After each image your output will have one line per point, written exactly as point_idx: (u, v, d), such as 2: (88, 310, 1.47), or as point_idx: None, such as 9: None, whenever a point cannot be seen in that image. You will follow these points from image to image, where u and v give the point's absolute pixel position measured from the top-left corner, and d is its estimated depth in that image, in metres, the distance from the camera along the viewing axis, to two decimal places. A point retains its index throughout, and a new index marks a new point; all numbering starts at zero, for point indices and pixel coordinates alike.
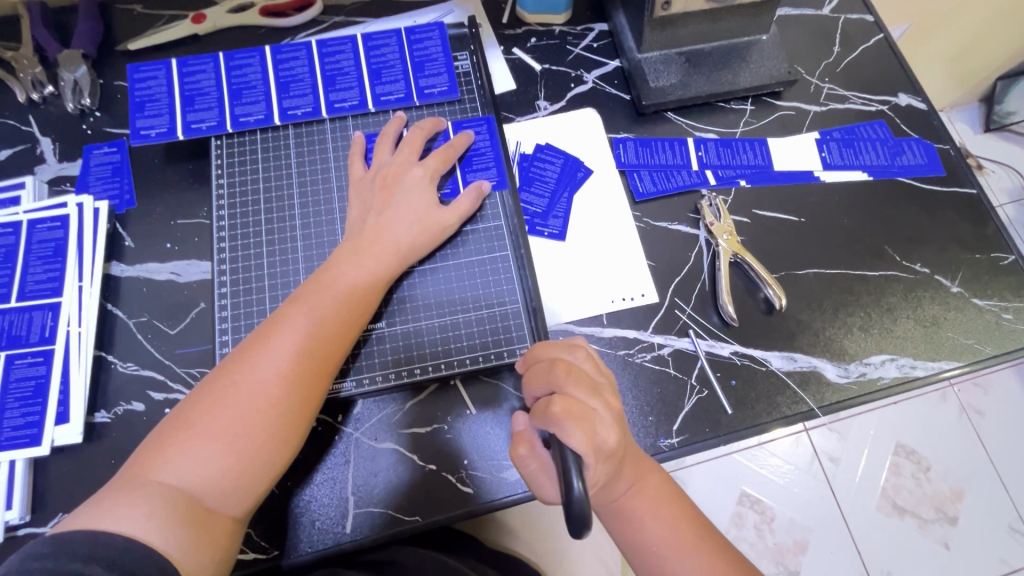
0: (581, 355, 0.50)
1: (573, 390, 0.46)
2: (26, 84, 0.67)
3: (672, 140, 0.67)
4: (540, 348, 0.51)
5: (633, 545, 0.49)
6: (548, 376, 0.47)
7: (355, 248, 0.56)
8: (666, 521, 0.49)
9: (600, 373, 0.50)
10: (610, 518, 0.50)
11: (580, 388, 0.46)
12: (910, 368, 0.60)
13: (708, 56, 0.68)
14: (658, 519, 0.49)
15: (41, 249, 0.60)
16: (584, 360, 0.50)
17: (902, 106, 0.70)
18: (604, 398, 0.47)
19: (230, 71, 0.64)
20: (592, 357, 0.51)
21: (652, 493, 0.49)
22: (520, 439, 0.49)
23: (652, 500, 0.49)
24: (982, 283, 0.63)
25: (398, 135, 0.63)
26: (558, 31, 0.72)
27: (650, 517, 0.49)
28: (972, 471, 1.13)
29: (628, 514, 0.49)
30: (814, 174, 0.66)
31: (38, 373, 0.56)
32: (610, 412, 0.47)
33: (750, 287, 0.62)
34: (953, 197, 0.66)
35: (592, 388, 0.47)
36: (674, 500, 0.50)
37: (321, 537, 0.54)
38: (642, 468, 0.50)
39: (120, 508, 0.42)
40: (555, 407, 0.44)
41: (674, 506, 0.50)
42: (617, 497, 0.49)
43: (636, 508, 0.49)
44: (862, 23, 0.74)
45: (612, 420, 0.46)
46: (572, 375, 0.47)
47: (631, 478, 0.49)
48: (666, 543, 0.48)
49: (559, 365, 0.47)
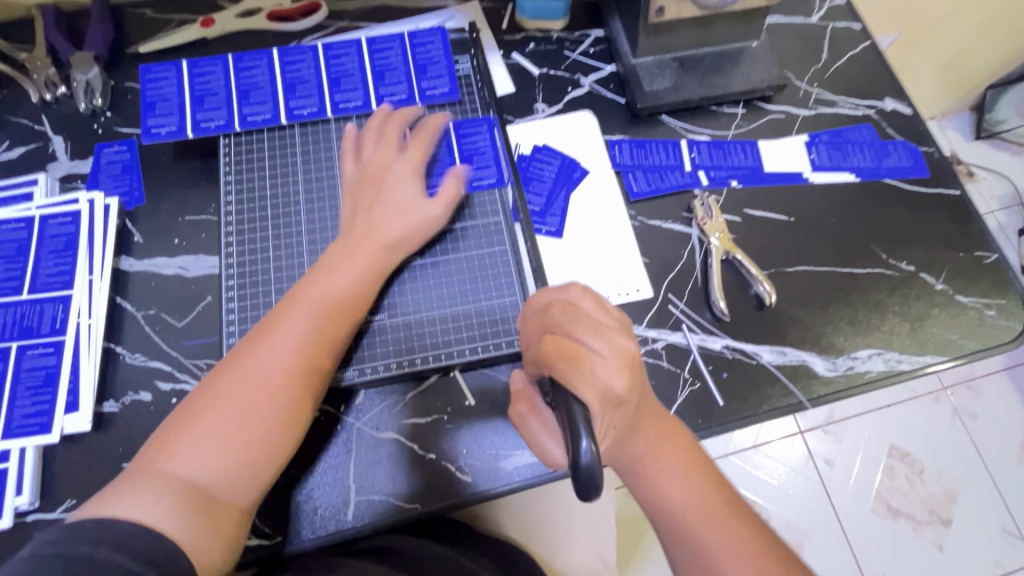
0: (577, 291, 0.48)
1: (572, 333, 0.45)
2: (40, 85, 0.69)
3: (666, 142, 0.70)
4: (539, 295, 0.50)
5: (657, 509, 0.49)
6: (546, 321, 0.47)
7: (347, 244, 0.58)
8: (688, 484, 0.49)
9: (609, 316, 0.47)
10: (632, 481, 0.51)
11: (581, 330, 0.45)
12: (896, 362, 0.62)
13: (701, 61, 0.70)
14: (682, 483, 0.49)
15: (53, 244, 0.62)
16: (583, 296, 0.48)
17: (888, 111, 0.72)
18: (608, 338, 0.45)
19: (238, 72, 0.66)
20: (592, 294, 0.49)
21: (676, 457, 0.50)
22: (519, 397, 0.49)
23: (677, 464, 0.50)
24: (966, 280, 0.65)
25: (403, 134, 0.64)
26: (556, 37, 0.74)
27: (673, 480, 0.49)
28: (965, 472, 1.15)
29: (650, 475, 0.49)
30: (804, 175, 0.69)
31: (49, 363, 0.58)
32: (618, 357, 0.45)
33: (741, 284, 0.64)
34: (937, 197, 0.69)
35: (596, 329, 0.45)
36: (697, 467, 0.50)
37: (324, 524, 0.56)
38: (664, 430, 0.50)
39: (129, 497, 0.44)
40: (549, 348, 0.43)
41: (699, 472, 0.50)
42: (639, 458, 0.49)
43: (658, 470, 0.49)
44: (849, 30, 0.76)
45: (618, 364, 0.44)
46: (569, 316, 0.46)
47: (652, 438, 0.49)
48: (689, 505, 0.48)
49: (555, 305, 0.47)
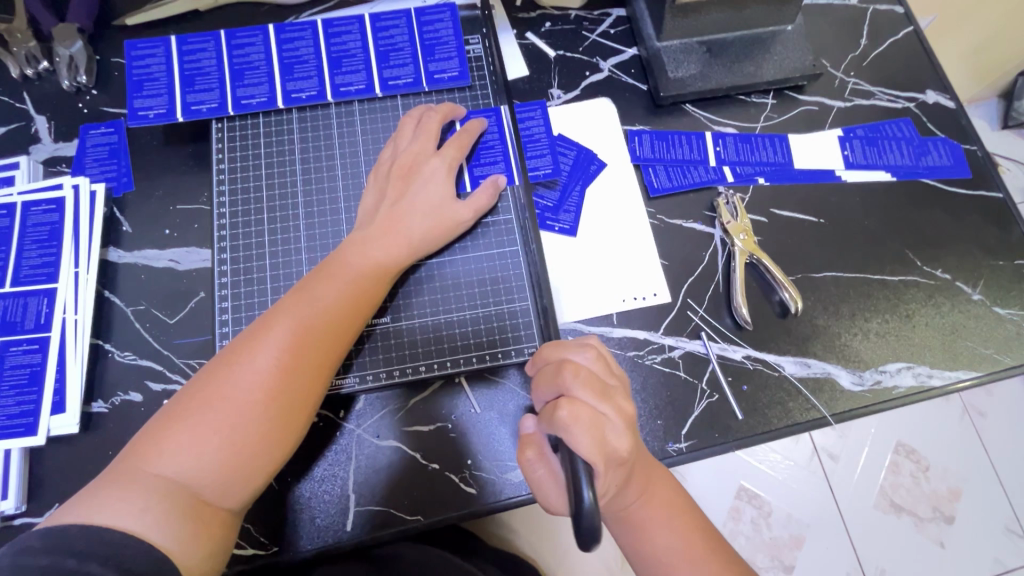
0: (590, 355, 0.46)
1: (581, 394, 0.43)
2: (20, 59, 0.64)
3: (690, 134, 0.65)
4: (547, 349, 0.48)
5: (643, 556, 0.47)
6: (555, 380, 0.45)
7: (364, 237, 0.54)
8: (676, 531, 0.47)
9: (613, 375, 0.47)
10: (618, 528, 0.48)
11: (590, 391, 0.43)
12: (926, 377, 0.59)
13: (730, 46, 0.65)
14: (669, 528, 0.47)
15: (36, 233, 0.58)
16: (593, 361, 0.46)
17: (929, 104, 0.68)
18: (616, 402, 0.44)
19: (231, 50, 0.62)
20: (605, 359, 0.48)
21: (662, 502, 0.48)
22: (527, 442, 0.47)
23: (663, 508, 0.48)
24: (1005, 291, 0.62)
25: (441, 128, 0.59)
26: (574, 16, 0.69)
27: (659, 525, 0.47)
28: (972, 470, 1.10)
29: (637, 524, 0.47)
30: (836, 173, 0.64)
31: (33, 361, 0.55)
32: (622, 417, 0.44)
33: (765, 289, 0.60)
34: (979, 201, 0.64)
35: (602, 392, 0.44)
36: (684, 512, 0.48)
37: (321, 534, 0.53)
38: (650, 477, 0.48)
39: (114, 501, 0.40)
40: (562, 412, 0.42)
41: (684, 516, 0.48)
42: (627, 506, 0.47)
43: (646, 517, 0.47)
44: (891, 14, 0.71)
45: (624, 425, 0.43)
46: (581, 376, 0.44)
47: (640, 485, 0.47)
48: (677, 552, 0.46)
49: (567, 365, 0.45)
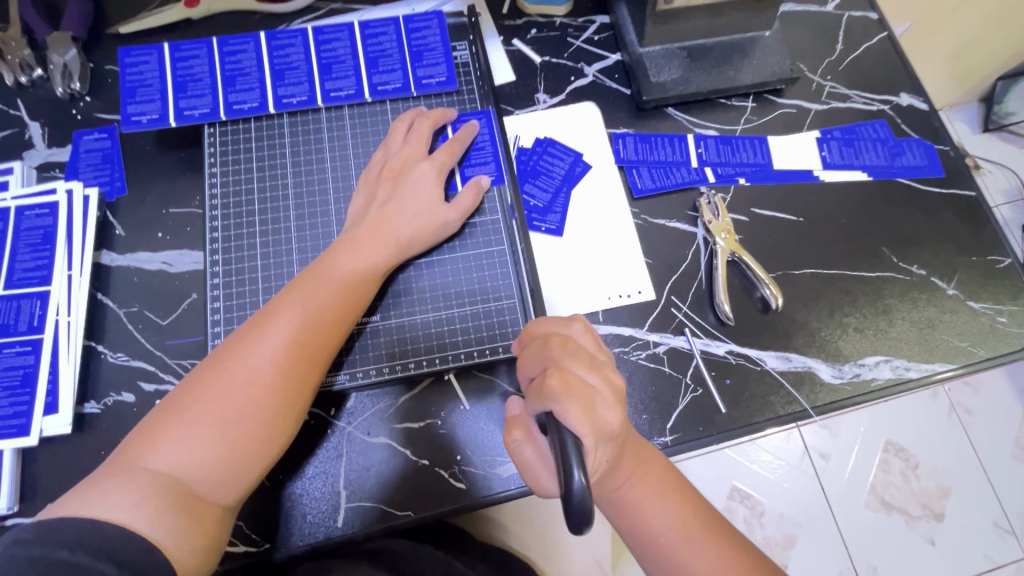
0: (579, 328, 0.48)
1: (568, 365, 0.45)
2: (14, 67, 0.65)
3: (672, 137, 0.67)
4: (534, 325, 0.50)
5: (638, 534, 0.48)
6: (542, 354, 0.46)
7: (354, 237, 0.55)
8: (670, 509, 0.48)
9: (603, 351, 0.48)
10: (612, 510, 0.49)
11: (578, 363, 0.45)
12: (903, 370, 0.60)
13: (710, 51, 0.67)
14: (659, 510, 0.48)
15: (29, 237, 0.59)
16: (582, 334, 0.48)
17: (903, 106, 0.70)
18: (604, 373, 0.46)
19: (223, 57, 0.63)
20: (593, 332, 0.49)
21: (654, 480, 0.49)
22: (516, 424, 0.47)
23: (653, 488, 0.49)
24: (979, 285, 0.63)
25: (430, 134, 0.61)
26: (559, 23, 0.71)
27: (649, 505, 0.48)
28: (957, 467, 1.09)
29: (629, 504, 0.48)
30: (814, 173, 0.66)
31: (26, 363, 0.56)
32: (611, 390, 0.45)
33: (747, 286, 0.62)
34: (952, 199, 0.66)
35: (591, 363, 0.46)
36: (676, 490, 0.49)
37: (313, 530, 0.54)
38: (641, 459, 0.49)
39: (109, 494, 0.41)
40: (551, 382, 0.43)
41: (676, 494, 0.49)
42: (617, 487, 0.48)
43: (638, 496, 0.48)
44: (865, 20, 0.73)
45: (613, 399, 0.45)
46: (569, 349, 0.46)
47: (630, 465, 0.48)
48: (671, 530, 0.47)
49: (555, 340, 0.46)
